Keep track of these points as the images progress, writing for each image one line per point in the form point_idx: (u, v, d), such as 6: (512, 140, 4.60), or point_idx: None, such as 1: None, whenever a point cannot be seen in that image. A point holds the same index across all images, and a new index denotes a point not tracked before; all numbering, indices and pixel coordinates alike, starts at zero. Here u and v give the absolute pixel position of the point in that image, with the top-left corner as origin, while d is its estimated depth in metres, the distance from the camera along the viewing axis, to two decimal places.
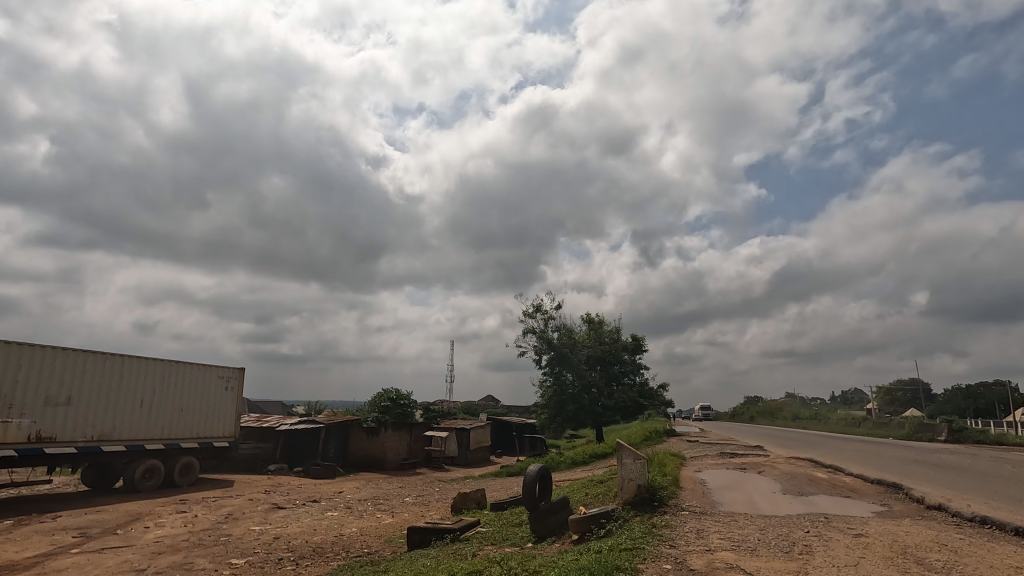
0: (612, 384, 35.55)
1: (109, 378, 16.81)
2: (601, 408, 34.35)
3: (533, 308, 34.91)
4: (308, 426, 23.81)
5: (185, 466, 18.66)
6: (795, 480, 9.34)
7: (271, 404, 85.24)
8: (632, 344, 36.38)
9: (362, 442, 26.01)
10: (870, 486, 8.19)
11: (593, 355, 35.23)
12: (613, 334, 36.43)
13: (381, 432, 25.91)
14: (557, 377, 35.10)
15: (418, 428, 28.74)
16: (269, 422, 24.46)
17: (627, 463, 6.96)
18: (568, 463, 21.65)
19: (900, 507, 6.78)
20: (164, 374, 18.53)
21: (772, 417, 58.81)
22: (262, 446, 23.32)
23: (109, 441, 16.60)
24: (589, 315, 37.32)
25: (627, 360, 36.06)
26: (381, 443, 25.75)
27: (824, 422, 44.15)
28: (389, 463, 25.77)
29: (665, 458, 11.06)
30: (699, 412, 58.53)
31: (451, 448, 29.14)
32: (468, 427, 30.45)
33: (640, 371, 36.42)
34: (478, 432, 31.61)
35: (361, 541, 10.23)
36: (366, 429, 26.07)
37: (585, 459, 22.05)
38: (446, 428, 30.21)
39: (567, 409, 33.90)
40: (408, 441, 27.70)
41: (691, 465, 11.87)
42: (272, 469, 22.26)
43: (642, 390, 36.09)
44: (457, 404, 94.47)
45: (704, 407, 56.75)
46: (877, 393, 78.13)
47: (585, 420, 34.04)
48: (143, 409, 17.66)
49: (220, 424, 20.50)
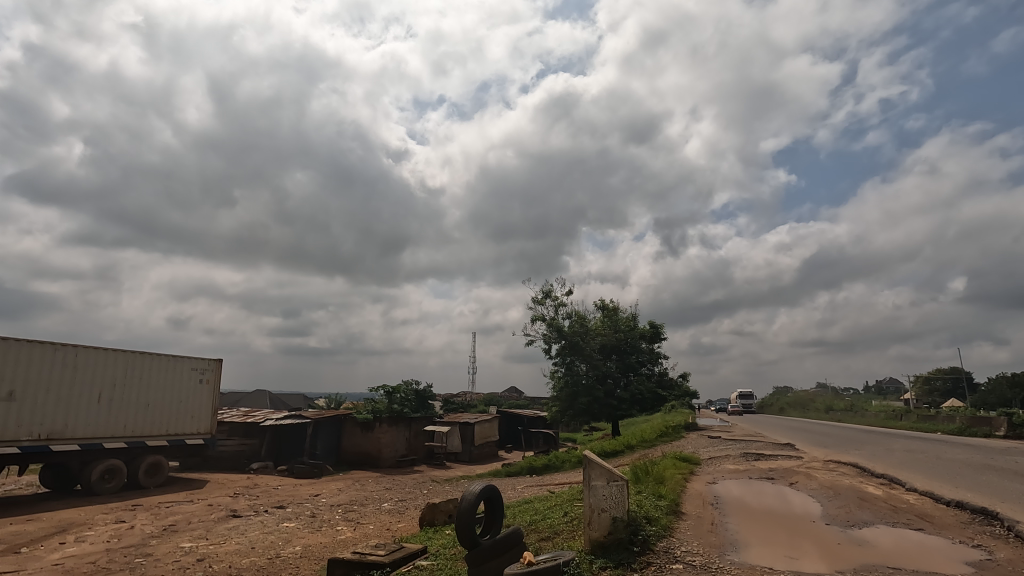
0: (628, 375, 33.20)
1: (61, 370, 15.33)
2: (617, 400, 32.05)
3: (542, 294, 32.68)
4: (294, 421, 22.18)
5: (152, 467, 17.20)
6: (839, 499, 7.09)
7: (294, 396, 85.05)
8: (649, 332, 34.01)
9: (356, 438, 24.30)
10: (949, 514, 5.97)
11: (607, 344, 32.92)
12: (629, 322, 34.06)
13: (375, 427, 24.19)
14: (569, 367, 32.94)
15: (418, 423, 27.03)
16: (255, 417, 22.93)
17: (597, 487, 4.84)
18: (574, 462, 19.54)
19: (1008, 556, 4.56)
20: (127, 367, 17.02)
21: (804, 408, 55.61)
22: (246, 442, 21.80)
23: (62, 439, 15.14)
24: (604, 301, 34.96)
25: (645, 349, 33.69)
26: (376, 439, 24.05)
27: (860, 415, 40.99)
28: (384, 461, 24.04)
29: (669, 469, 8.90)
30: (734, 402, 55.67)
31: (453, 444, 27.32)
32: (473, 422, 28.56)
33: (659, 360, 34.01)
34: (483, 426, 29.71)
35: (291, 568, 8.39)
36: (360, 424, 24.37)
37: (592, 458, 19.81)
38: (449, 422, 28.43)
39: (580, 401, 31.73)
40: (407, 437, 25.97)
41: (703, 473, 9.64)
42: (255, 468, 20.75)
43: (661, 381, 33.71)
44: (478, 396, 93.07)
45: (743, 395, 53.58)
46: (917, 382, 73.71)
47: (599, 413, 31.79)
48: (101, 405, 16.17)
49: (194, 420, 18.99)
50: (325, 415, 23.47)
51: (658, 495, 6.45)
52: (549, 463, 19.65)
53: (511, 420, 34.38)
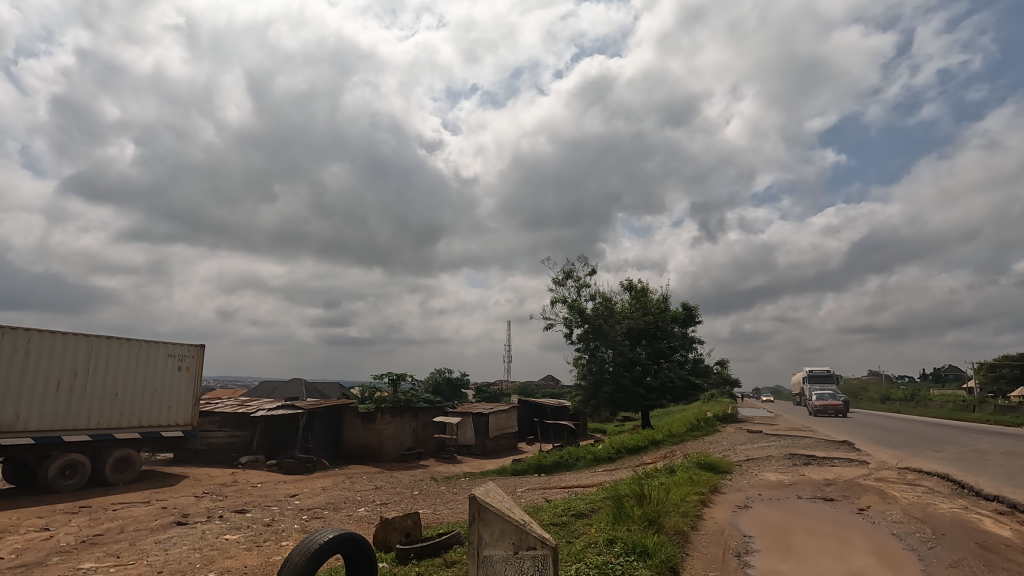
0: (659, 362, 30.38)
1: (10, 356, 13.85)
2: (645, 389, 29.28)
3: (562, 274, 30.04)
4: (286, 412, 20.50)
5: (122, 462, 15.75)
6: (951, 553, 4.45)
7: (330, 386, 85.21)
8: (682, 316, 31.08)
9: (356, 430, 22.51)
10: None
11: (635, 328, 30.16)
12: (659, 304, 31.18)
13: (377, 418, 22.34)
14: (592, 353, 30.34)
15: (426, 414, 25.09)
16: (249, 406, 21.45)
17: (495, 559, 3.84)
18: (588, 460, 17.06)
19: None
20: (89, 353, 15.46)
21: (855, 399, 51.26)
22: (237, 434, 20.36)
23: (11, 432, 13.66)
24: (631, 282, 32.12)
25: (676, 334, 30.79)
26: (377, 432, 22.21)
27: (923, 406, 36.60)
28: (386, 455, 22.19)
29: (680, 493, 6.44)
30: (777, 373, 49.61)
31: (467, 436, 25.40)
32: (487, 412, 26.42)
33: (692, 346, 31.08)
34: (499, 417, 27.50)
35: None
36: (362, 414, 22.56)
37: (610, 455, 17.28)
38: (461, 413, 26.40)
39: (604, 390, 29.14)
40: (413, 428, 24.10)
41: (733, 488, 7.02)
42: (243, 462, 19.28)
43: (694, 368, 30.79)
44: (511, 386, 91.02)
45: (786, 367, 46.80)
46: (980, 370, 67.22)
47: (626, 403, 29.13)
48: (58, 395, 14.68)
49: (172, 411, 17.43)
50: (321, 405, 21.65)
51: (638, 553, 4.62)
52: (560, 460, 17.19)
53: (532, 409, 32.02)
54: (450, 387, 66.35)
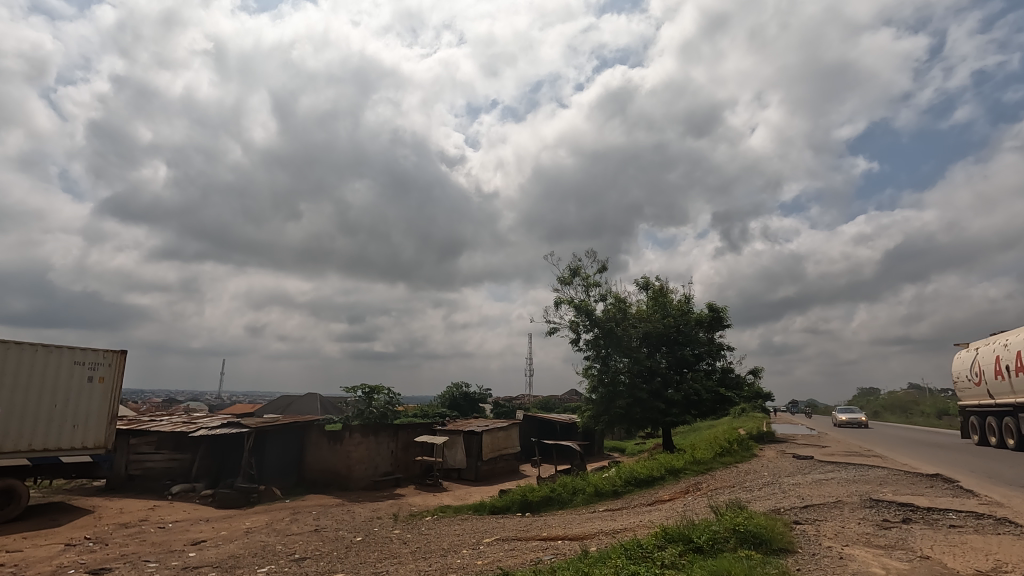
0: (681, 371, 26.41)
1: None
2: (666, 404, 25.25)
3: (568, 272, 26.38)
4: (230, 432, 17.28)
5: (4, 495, 12.64)
6: None
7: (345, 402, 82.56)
8: (707, 319, 27.05)
9: (321, 452, 19.08)
10: None
11: (653, 333, 26.24)
12: (681, 306, 27.17)
13: (345, 438, 18.91)
14: (604, 362, 26.48)
15: (408, 432, 21.68)
16: (195, 423, 18.40)
17: None
18: (587, 495, 13.31)
19: None
20: None
21: (910, 416, 46.27)
22: (176, 457, 17.48)
23: None
24: (648, 281, 28.20)
25: (702, 339, 26.69)
26: (345, 454, 18.80)
27: None
28: (355, 481, 18.81)
29: None
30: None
31: (456, 458, 22.34)
32: (480, 430, 22.77)
33: (720, 353, 26.99)
34: (496, 436, 23.89)
35: None
36: (327, 432, 19.16)
37: (615, 487, 13.51)
38: (451, 431, 22.95)
39: (619, 405, 25.23)
40: (391, 450, 20.70)
41: None
42: (173, 492, 16.01)
43: (724, 379, 26.67)
44: (533, 400, 87.18)
45: None
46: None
47: (643, 420, 25.21)
48: None
49: (78, 432, 14.33)
50: (275, 422, 18.35)
51: None
52: (552, 495, 13.46)
53: (539, 426, 28.51)
54: (469, 401, 63.09)
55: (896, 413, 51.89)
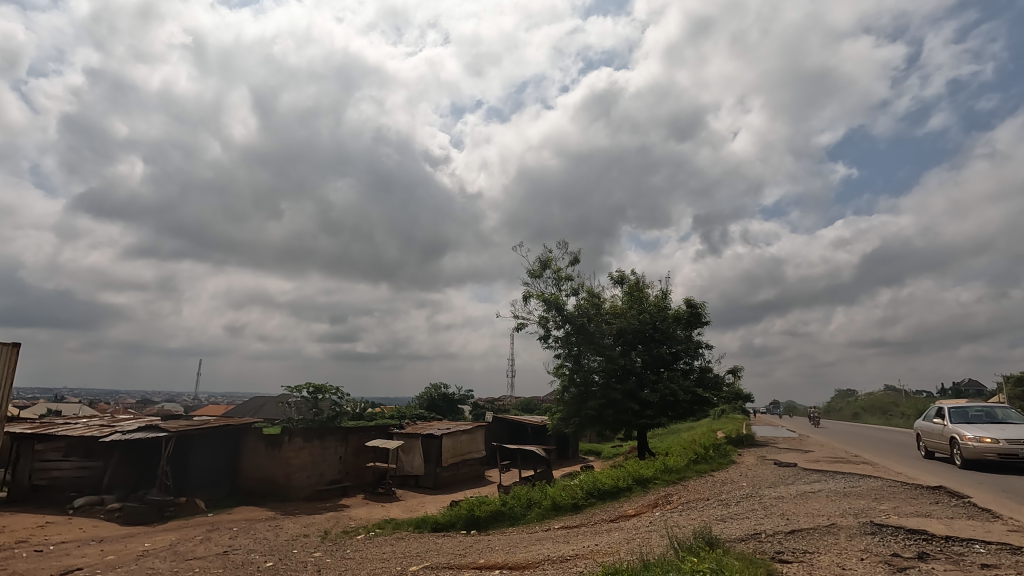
0: (657, 371, 24.91)
1: None
2: (640, 405, 23.69)
3: (539, 265, 24.73)
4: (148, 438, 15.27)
5: None
6: None
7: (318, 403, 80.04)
8: (686, 316, 25.53)
9: (256, 458, 17.13)
10: None
11: (628, 330, 24.69)
12: (658, 302, 25.69)
13: (283, 444, 16.94)
14: (576, 361, 24.91)
15: (360, 436, 19.81)
16: (113, 427, 16.32)
17: None
18: (542, 510, 11.65)
19: None
20: None
21: (890, 418, 45.72)
22: (87, 465, 15.42)
23: None
24: (624, 275, 26.67)
25: (679, 336, 25.14)
26: (283, 461, 16.83)
27: None
28: (294, 492, 16.90)
29: None
30: None
31: (412, 465, 20.49)
32: (440, 434, 20.96)
33: (698, 352, 25.54)
34: (458, 440, 22.13)
35: None
36: (264, 437, 17.19)
37: (575, 500, 11.88)
38: (409, 435, 21.14)
39: (590, 407, 23.67)
40: (339, 455, 18.82)
41: None
42: (76, 506, 13.96)
43: (702, 379, 25.25)
44: (514, 402, 85.56)
45: None
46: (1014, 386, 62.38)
47: (616, 423, 23.70)
48: None
49: None
50: (203, 426, 16.34)
51: None
52: (502, 511, 11.79)
53: (508, 428, 26.83)
54: (447, 403, 61.06)
55: (877, 415, 51.28)
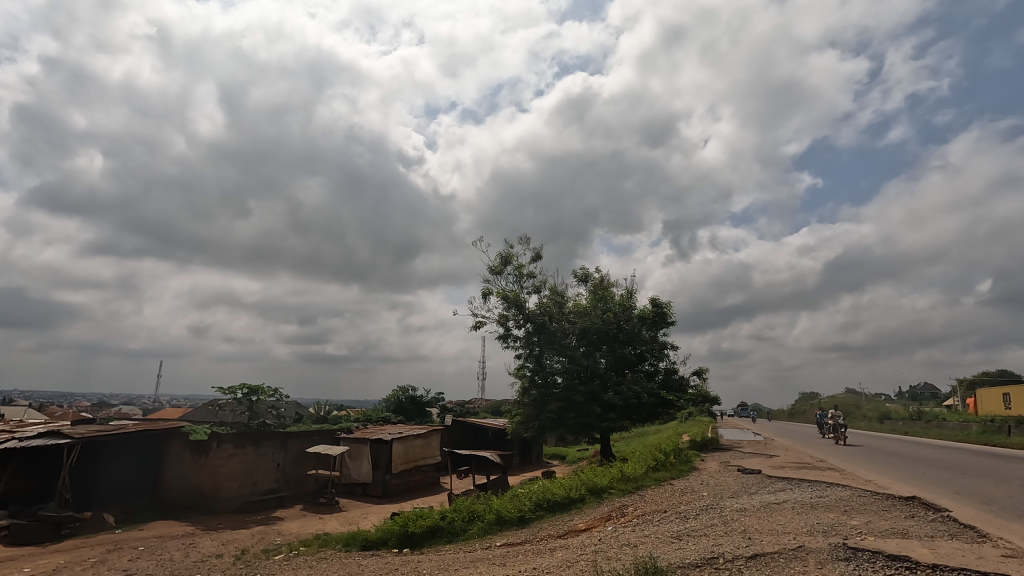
0: (621, 373, 24.05)
1: None
2: (603, 407, 22.79)
3: (500, 261, 23.63)
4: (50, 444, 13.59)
5: None
6: None
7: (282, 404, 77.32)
8: (651, 315, 24.75)
9: (179, 466, 15.54)
10: None
11: (591, 329, 23.76)
12: (623, 301, 24.84)
13: (211, 450, 15.41)
14: (538, 362, 23.85)
15: (300, 441, 18.34)
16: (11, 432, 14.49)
17: None
18: (485, 525, 10.50)
19: None
20: None
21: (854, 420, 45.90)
22: None
23: None
24: (589, 273, 25.77)
25: (645, 337, 24.32)
26: (210, 469, 15.31)
27: (935, 427, 30.50)
28: (221, 504, 15.36)
29: None
30: None
31: (360, 472, 19.14)
32: (390, 439, 19.61)
33: (663, 353, 24.78)
34: (410, 444, 20.82)
35: None
36: (189, 444, 15.60)
37: (522, 512, 10.77)
38: (357, 440, 19.73)
39: (551, 410, 22.62)
40: (277, 462, 17.34)
41: None
42: None
43: (666, 381, 24.50)
44: (484, 403, 84.10)
45: None
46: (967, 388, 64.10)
47: (578, 426, 22.71)
48: None
49: None
50: (117, 431, 14.69)
51: None
52: (440, 525, 10.62)
53: (467, 432, 25.62)
54: (415, 405, 59.31)
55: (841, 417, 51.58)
